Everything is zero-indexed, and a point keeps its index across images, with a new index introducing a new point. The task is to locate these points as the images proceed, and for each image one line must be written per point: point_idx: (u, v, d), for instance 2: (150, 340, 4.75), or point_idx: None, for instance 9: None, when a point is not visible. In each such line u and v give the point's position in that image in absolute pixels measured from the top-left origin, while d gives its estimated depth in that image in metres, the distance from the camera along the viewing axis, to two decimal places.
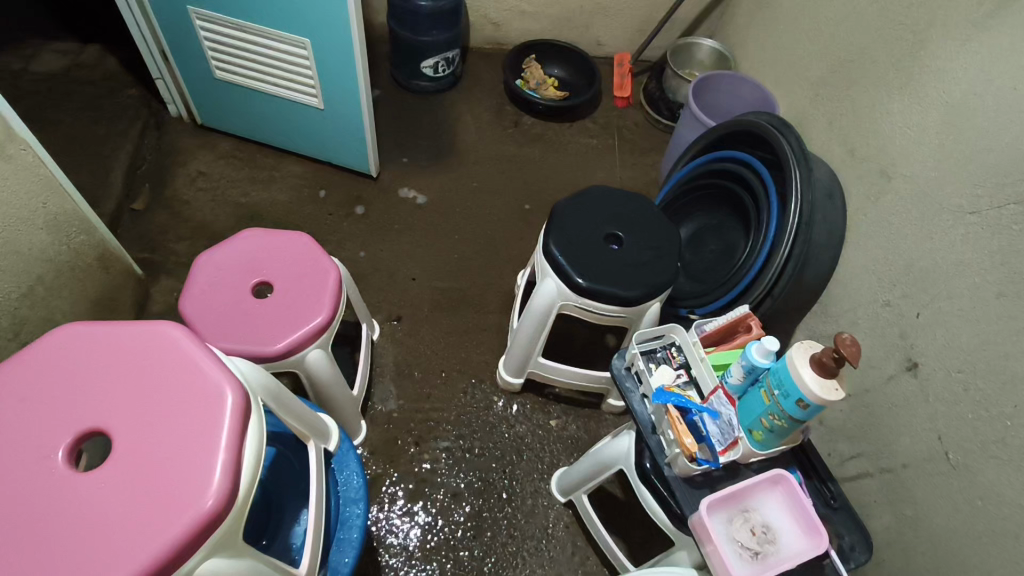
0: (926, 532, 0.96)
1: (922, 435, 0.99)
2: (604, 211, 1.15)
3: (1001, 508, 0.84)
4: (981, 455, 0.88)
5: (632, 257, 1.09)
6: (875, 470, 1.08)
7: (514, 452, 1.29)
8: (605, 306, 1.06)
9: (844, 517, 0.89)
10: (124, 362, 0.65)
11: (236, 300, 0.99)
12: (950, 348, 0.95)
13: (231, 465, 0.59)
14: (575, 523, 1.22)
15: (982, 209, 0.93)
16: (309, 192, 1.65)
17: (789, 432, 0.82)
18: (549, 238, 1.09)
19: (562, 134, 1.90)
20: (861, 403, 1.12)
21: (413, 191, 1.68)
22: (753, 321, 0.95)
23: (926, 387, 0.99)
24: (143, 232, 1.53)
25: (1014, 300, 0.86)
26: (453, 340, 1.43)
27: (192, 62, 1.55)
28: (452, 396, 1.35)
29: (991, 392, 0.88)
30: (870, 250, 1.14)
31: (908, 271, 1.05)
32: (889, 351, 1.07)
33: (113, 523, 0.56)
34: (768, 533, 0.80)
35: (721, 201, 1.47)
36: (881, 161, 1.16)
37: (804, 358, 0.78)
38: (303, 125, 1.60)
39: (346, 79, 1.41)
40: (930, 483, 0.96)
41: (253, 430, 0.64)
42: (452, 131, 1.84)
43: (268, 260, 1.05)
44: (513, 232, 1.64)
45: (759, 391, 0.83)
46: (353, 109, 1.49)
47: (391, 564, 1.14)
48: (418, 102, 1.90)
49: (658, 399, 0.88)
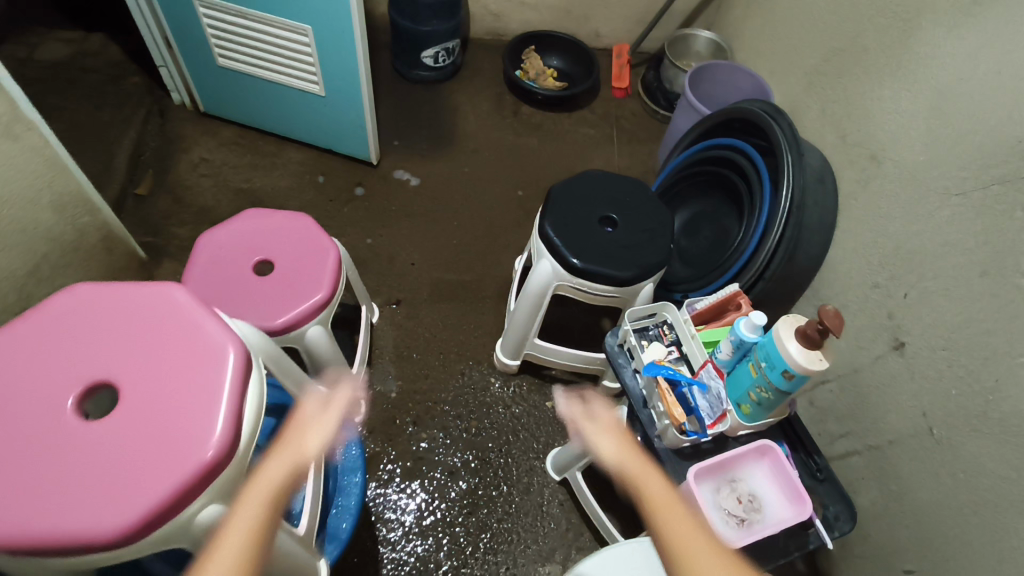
0: (911, 506, 0.99)
1: (908, 412, 1.01)
2: (600, 194, 1.17)
3: (982, 480, 0.87)
4: (965, 429, 0.91)
5: (626, 238, 1.11)
6: (863, 448, 1.11)
7: (510, 432, 1.31)
8: (599, 287, 1.08)
9: (829, 488, 0.91)
10: (132, 320, 0.67)
11: (237, 277, 1.02)
12: (935, 326, 0.98)
13: (233, 417, 0.62)
14: (570, 501, 1.24)
15: (967, 190, 0.95)
16: (309, 178, 1.68)
17: (777, 405, 0.84)
18: (545, 219, 1.12)
19: (561, 123, 1.92)
20: (851, 383, 1.15)
21: (408, 174, 1.71)
22: (742, 299, 0.96)
23: (912, 365, 1.02)
24: (146, 216, 1.56)
25: (997, 278, 0.89)
26: (452, 323, 1.46)
27: (195, 49, 1.57)
28: (449, 377, 1.37)
29: (973, 369, 0.90)
30: (860, 233, 1.17)
31: (897, 253, 1.07)
32: (877, 331, 1.10)
33: (118, 468, 0.58)
34: (753, 502, 0.84)
35: (714, 188, 1.49)
36: (871, 146, 1.18)
37: (789, 331, 0.81)
38: (304, 112, 1.62)
39: (347, 67, 1.43)
40: (915, 458, 0.99)
41: (253, 388, 0.66)
42: (452, 120, 1.86)
43: (269, 239, 1.07)
44: (512, 219, 1.66)
45: (748, 364, 0.86)
46: (353, 96, 1.51)
47: (388, 538, 1.17)
48: (418, 92, 1.92)
49: (649, 372, 0.90)
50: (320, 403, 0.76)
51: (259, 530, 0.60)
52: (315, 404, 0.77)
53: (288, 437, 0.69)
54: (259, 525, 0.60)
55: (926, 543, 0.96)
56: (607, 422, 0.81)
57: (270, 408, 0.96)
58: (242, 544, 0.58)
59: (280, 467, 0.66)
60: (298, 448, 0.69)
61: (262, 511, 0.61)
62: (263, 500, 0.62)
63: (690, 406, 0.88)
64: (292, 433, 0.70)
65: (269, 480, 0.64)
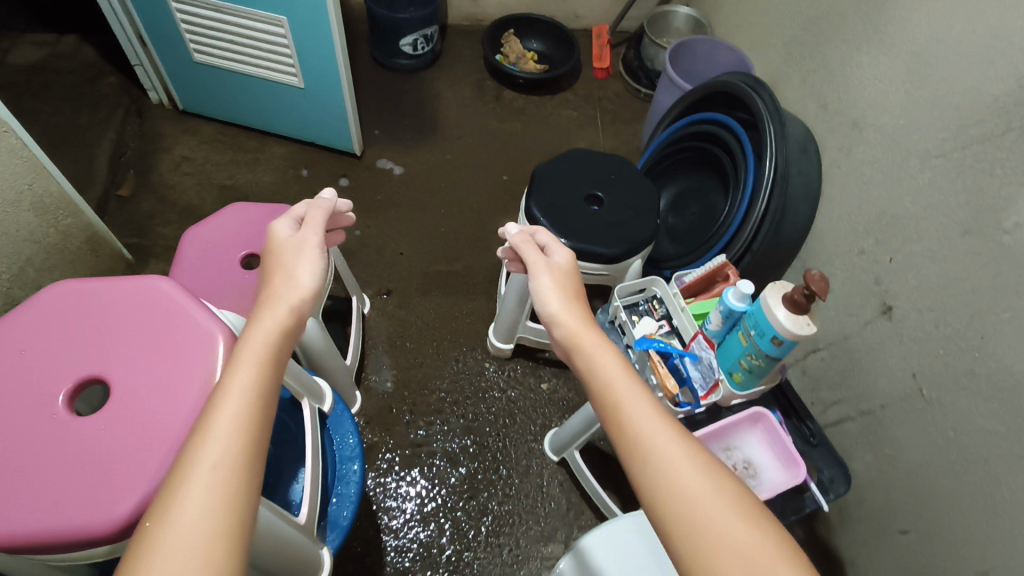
0: (904, 466, 1.01)
1: (898, 375, 1.03)
2: (586, 173, 1.17)
3: (972, 436, 0.89)
4: (953, 387, 0.92)
5: (612, 216, 1.11)
6: (856, 413, 1.13)
7: (507, 416, 1.32)
8: (587, 265, 1.09)
9: (823, 452, 0.92)
10: (118, 314, 0.67)
11: (225, 272, 1.01)
12: (920, 288, 0.99)
13: None
14: (569, 480, 1.25)
15: (947, 151, 0.96)
16: (293, 172, 1.66)
17: (768, 371, 0.86)
18: (531, 200, 1.12)
19: (544, 106, 1.91)
20: (842, 350, 1.17)
21: (392, 163, 1.70)
22: (730, 270, 0.97)
23: (900, 328, 1.03)
24: (130, 217, 1.54)
25: (979, 237, 0.90)
26: (444, 310, 1.46)
27: (169, 46, 1.55)
28: (444, 364, 1.38)
29: (959, 328, 0.92)
30: (844, 201, 1.18)
31: (881, 218, 1.08)
32: (865, 297, 1.11)
33: (118, 459, 0.58)
34: (749, 469, 0.85)
35: (699, 163, 1.49)
36: (852, 113, 1.18)
37: (777, 298, 0.81)
38: (284, 105, 1.60)
39: (325, 57, 1.42)
40: (907, 420, 1.01)
41: None
42: (434, 108, 1.85)
43: (255, 233, 1.07)
44: (500, 204, 1.66)
45: (738, 333, 0.87)
46: (333, 86, 1.49)
47: (390, 526, 1.17)
48: (398, 80, 1.90)
49: (641, 345, 0.90)
50: (304, 242, 0.75)
51: (275, 367, 0.59)
52: (293, 237, 0.76)
53: (276, 284, 0.69)
54: (274, 361, 0.59)
55: (920, 502, 0.98)
56: (559, 267, 0.78)
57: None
58: (268, 372, 0.58)
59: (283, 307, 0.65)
60: (291, 286, 0.69)
61: (274, 348, 0.60)
62: (272, 335, 0.62)
63: (682, 376, 0.89)
64: (282, 278, 0.69)
65: (274, 316, 0.63)
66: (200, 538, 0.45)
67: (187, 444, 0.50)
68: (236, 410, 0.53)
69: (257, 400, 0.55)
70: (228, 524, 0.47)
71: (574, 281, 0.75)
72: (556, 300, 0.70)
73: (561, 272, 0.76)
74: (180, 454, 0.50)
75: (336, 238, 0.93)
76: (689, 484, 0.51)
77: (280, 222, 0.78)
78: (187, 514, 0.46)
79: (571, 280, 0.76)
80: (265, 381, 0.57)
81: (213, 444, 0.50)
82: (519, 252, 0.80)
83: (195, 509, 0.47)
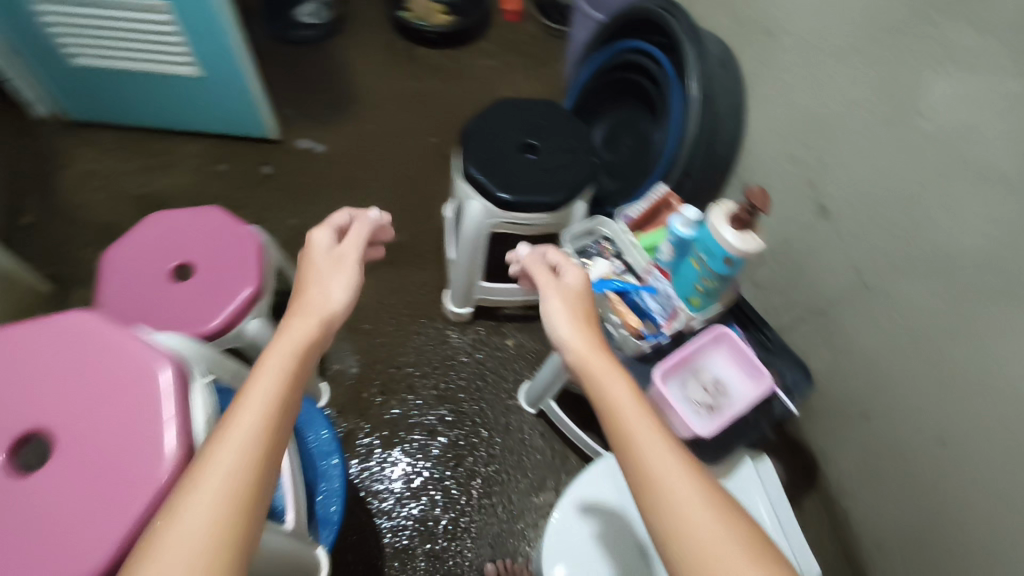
0: (858, 356, 1.06)
1: (842, 271, 1.07)
2: (515, 122, 1.14)
3: (915, 317, 0.94)
4: (893, 274, 0.96)
5: (549, 161, 1.09)
6: (808, 314, 1.17)
7: (479, 378, 1.32)
8: (533, 216, 1.07)
9: (782, 355, 0.95)
10: (46, 361, 0.62)
11: (157, 287, 0.95)
12: (851, 184, 1.02)
13: (185, 434, 0.58)
14: (549, 428, 1.27)
15: (860, 45, 0.97)
16: (210, 169, 1.57)
17: (723, 291, 0.88)
18: (465, 158, 1.08)
19: (460, 59, 1.85)
20: (787, 256, 1.20)
21: (314, 142, 1.62)
22: (673, 199, 0.97)
23: (837, 226, 1.06)
24: (41, 245, 1.43)
25: (899, 125, 0.91)
26: (396, 285, 1.42)
27: (41, 52, 1.41)
28: (406, 339, 1.35)
29: (892, 216, 0.95)
30: (770, 110, 1.19)
31: (806, 122, 1.10)
32: (803, 201, 1.14)
33: (79, 513, 0.55)
34: (719, 387, 0.87)
35: (627, 94, 1.47)
36: (765, 21, 1.18)
37: (722, 219, 0.82)
38: (184, 98, 1.49)
39: (217, 39, 1.31)
40: (855, 312, 1.05)
41: (198, 399, 0.63)
42: (347, 78, 1.76)
43: (181, 240, 1.01)
44: (433, 168, 1.62)
45: (689, 259, 0.88)
46: (232, 70, 1.40)
47: (382, 508, 1.17)
48: (303, 54, 1.80)
49: (598, 289, 0.92)
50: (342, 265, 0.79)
51: (299, 377, 0.60)
52: (326, 259, 0.79)
53: (308, 303, 0.71)
54: (299, 373, 0.60)
55: (876, 386, 1.03)
56: (571, 289, 0.76)
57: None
58: (290, 383, 0.58)
59: (309, 325, 0.67)
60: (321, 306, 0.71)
61: (300, 361, 0.61)
62: (296, 348, 0.62)
63: (642, 311, 0.92)
64: (313, 298, 0.72)
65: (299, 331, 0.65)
66: (200, 534, 0.44)
67: (201, 452, 0.50)
68: (250, 423, 0.52)
69: (274, 406, 0.55)
70: (222, 543, 0.45)
71: (584, 298, 0.75)
72: (562, 315, 0.71)
73: (569, 290, 0.75)
74: (194, 461, 0.50)
75: (378, 252, 0.96)
76: (705, 523, 0.48)
77: (319, 235, 0.82)
78: (193, 508, 0.46)
79: (582, 299, 0.75)
80: (286, 392, 0.57)
81: (224, 454, 0.49)
82: (533, 275, 0.82)
83: (195, 519, 0.45)
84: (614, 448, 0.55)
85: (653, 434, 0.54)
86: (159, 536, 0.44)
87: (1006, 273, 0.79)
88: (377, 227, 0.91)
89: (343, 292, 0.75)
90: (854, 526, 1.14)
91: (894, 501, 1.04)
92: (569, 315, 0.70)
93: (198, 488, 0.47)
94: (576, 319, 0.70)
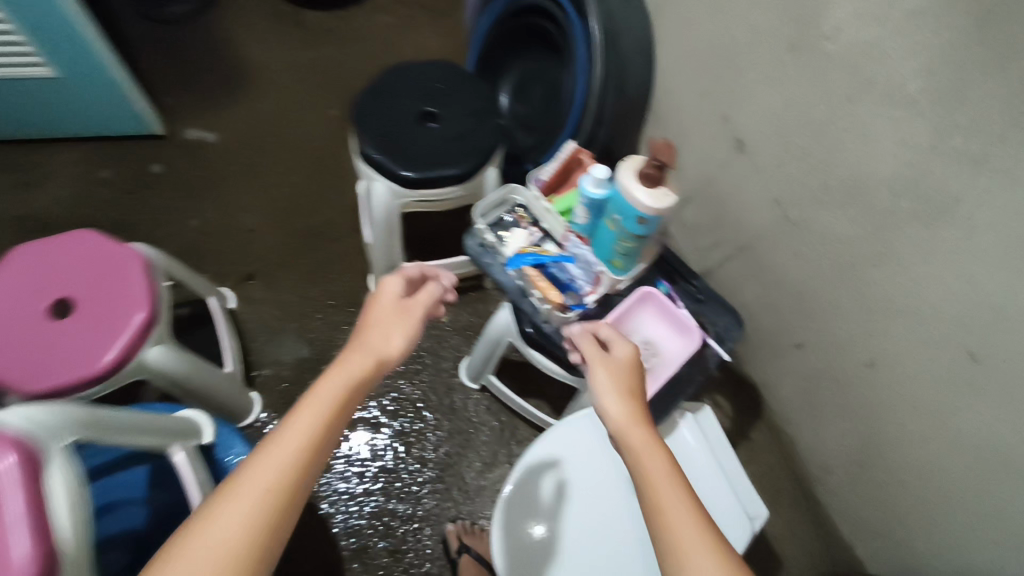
0: (786, 287, 1.06)
1: (764, 205, 1.05)
2: (411, 89, 1.04)
3: (837, 246, 0.93)
4: (813, 204, 0.95)
5: (451, 128, 1.01)
6: (736, 250, 1.16)
7: (417, 361, 1.28)
8: (442, 190, 1.00)
9: (713, 305, 0.93)
10: None
11: (33, 331, 0.86)
12: (764, 116, 0.98)
13: (39, 531, 0.45)
14: (496, 400, 1.25)
15: None
16: (91, 175, 1.42)
17: (642, 249, 0.84)
18: (358, 136, 0.99)
19: (352, 16, 1.70)
20: (711, 194, 1.18)
21: (204, 131, 1.48)
22: (584, 154, 0.91)
23: (755, 160, 1.04)
24: None
25: (805, 50, 0.87)
26: (316, 275, 1.34)
27: None
28: (335, 332, 1.29)
29: (806, 145, 0.92)
30: (678, 44, 1.13)
31: (714, 53, 1.05)
32: (720, 137, 1.10)
33: None
34: (650, 348, 0.85)
35: (530, 39, 1.39)
36: None
37: (631, 178, 0.77)
38: (42, 101, 1.33)
39: (61, 32, 1.15)
40: (780, 244, 1.04)
41: (55, 479, 0.48)
42: (229, 52, 1.60)
43: (53, 273, 0.90)
44: (339, 142, 1.51)
45: (605, 222, 0.84)
46: (90, 64, 1.24)
47: (334, 511, 1.13)
48: (175, 31, 1.62)
49: (515, 265, 0.87)
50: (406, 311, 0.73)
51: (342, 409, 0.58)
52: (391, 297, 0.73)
53: (371, 333, 0.68)
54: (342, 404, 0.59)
55: (807, 316, 1.04)
56: (614, 365, 0.71)
57: (121, 461, 0.83)
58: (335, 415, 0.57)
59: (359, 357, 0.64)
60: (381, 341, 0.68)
61: (349, 392, 0.60)
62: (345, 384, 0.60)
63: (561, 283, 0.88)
64: (377, 330, 0.69)
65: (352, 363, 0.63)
66: (221, 563, 0.44)
67: (247, 458, 0.50)
68: (299, 450, 0.52)
69: (314, 439, 0.54)
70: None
71: (635, 380, 0.69)
72: (613, 395, 0.67)
73: (619, 369, 0.70)
74: (239, 463, 0.50)
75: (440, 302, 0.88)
76: None
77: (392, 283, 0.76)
78: (221, 530, 0.45)
79: (625, 378, 0.69)
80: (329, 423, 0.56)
81: (266, 473, 0.49)
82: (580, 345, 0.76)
83: (222, 538, 0.45)
84: (649, 519, 0.55)
85: (699, 541, 0.51)
86: (186, 542, 0.44)
87: (917, 196, 0.78)
88: (444, 292, 0.83)
89: (402, 331, 0.71)
90: (799, 449, 1.18)
91: (834, 423, 1.06)
92: (620, 398, 0.66)
93: (236, 502, 0.47)
94: (628, 403, 0.65)
